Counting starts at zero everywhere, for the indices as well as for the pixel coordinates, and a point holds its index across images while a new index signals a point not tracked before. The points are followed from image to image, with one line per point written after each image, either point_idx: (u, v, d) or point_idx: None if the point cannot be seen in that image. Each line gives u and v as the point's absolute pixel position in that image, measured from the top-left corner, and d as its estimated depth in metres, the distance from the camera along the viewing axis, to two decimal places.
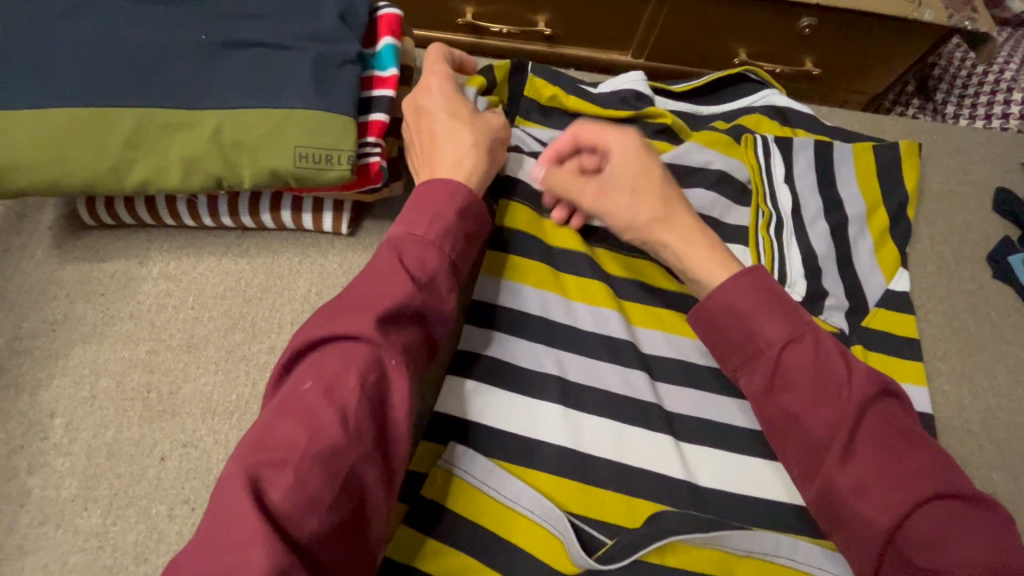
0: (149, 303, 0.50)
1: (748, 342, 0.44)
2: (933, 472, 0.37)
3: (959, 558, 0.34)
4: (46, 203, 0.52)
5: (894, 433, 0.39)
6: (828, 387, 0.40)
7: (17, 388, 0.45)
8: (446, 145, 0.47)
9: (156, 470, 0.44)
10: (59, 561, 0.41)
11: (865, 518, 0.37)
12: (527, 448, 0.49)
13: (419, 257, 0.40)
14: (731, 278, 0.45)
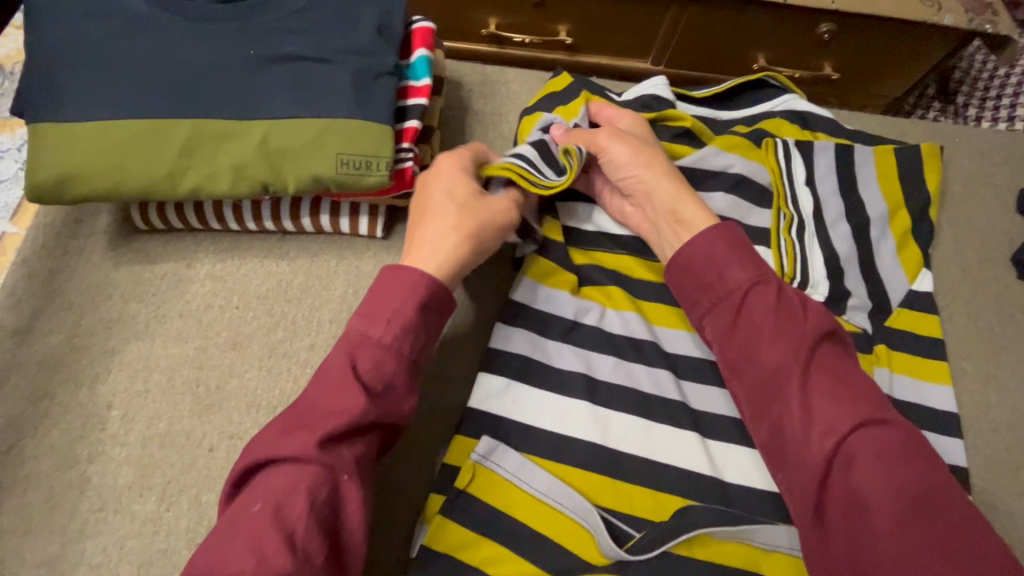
0: (196, 303, 0.52)
1: (716, 284, 0.48)
2: (874, 405, 0.42)
3: (889, 477, 0.39)
4: (101, 208, 0.55)
5: (842, 371, 0.44)
6: (786, 324, 0.45)
7: (77, 382, 0.48)
8: (430, 227, 0.46)
9: (206, 460, 0.47)
10: (117, 545, 0.43)
11: (810, 443, 0.41)
12: (556, 444, 0.50)
13: (374, 366, 0.39)
14: (705, 229, 0.50)
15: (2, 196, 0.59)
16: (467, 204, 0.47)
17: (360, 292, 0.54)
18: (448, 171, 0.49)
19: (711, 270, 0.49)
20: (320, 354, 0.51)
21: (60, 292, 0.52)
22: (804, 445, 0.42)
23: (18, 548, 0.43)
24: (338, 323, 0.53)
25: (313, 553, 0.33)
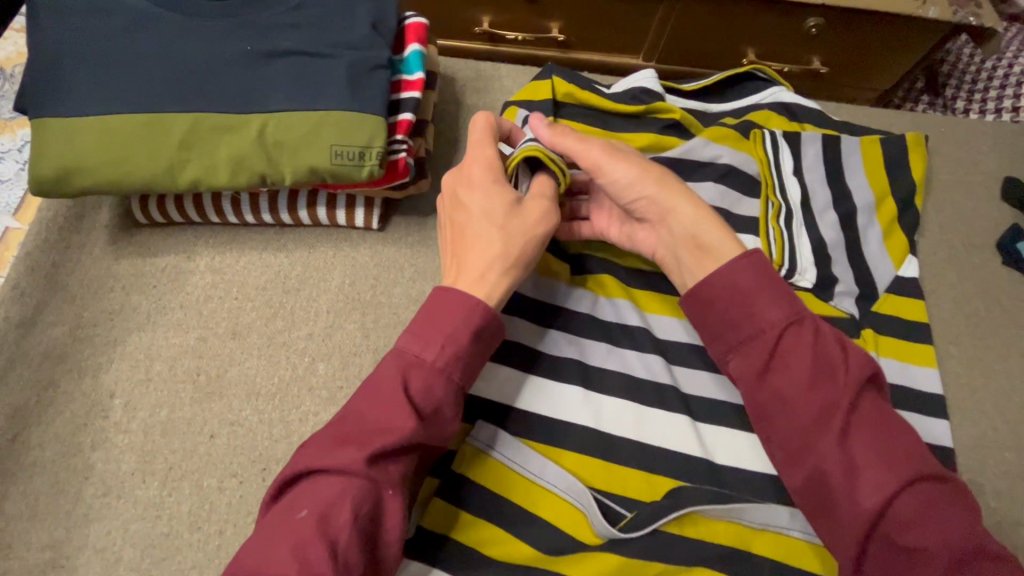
0: (196, 294, 0.53)
1: (749, 324, 0.47)
2: (914, 456, 0.41)
3: (935, 535, 0.39)
4: (102, 203, 0.57)
5: (881, 418, 0.43)
6: (824, 372, 0.44)
7: (80, 371, 0.49)
8: (474, 251, 0.45)
9: (207, 446, 0.48)
10: (121, 528, 0.45)
11: (853, 497, 0.41)
12: (550, 428, 0.51)
13: (425, 388, 0.40)
14: (734, 259, 0.48)
15: (4, 194, 0.60)
16: (505, 223, 0.46)
17: (356, 283, 0.56)
18: (481, 178, 0.47)
19: (743, 309, 0.47)
20: (318, 343, 0.53)
21: (63, 285, 0.53)
22: (846, 498, 0.41)
23: (24, 532, 0.44)
24: (335, 312, 0.54)
25: (352, 564, 0.35)
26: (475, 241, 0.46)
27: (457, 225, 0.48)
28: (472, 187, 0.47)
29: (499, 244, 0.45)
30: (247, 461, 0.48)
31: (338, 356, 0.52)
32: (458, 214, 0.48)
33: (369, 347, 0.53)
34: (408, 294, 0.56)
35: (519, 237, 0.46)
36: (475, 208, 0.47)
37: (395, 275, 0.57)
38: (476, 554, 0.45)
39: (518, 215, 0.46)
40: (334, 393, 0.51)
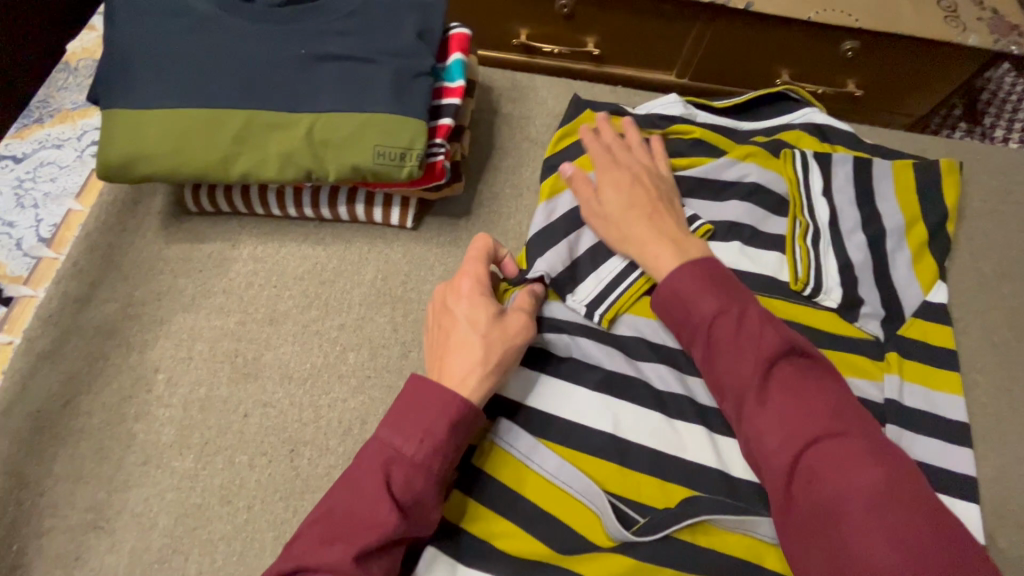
0: (239, 280, 0.56)
1: (684, 315, 0.49)
2: (835, 419, 0.41)
3: (850, 485, 0.38)
4: (156, 190, 0.60)
5: (805, 385, 0.43)
6: (745, 346, 0.45)
7: (128, 346, 0.52)
8: (455, 358, 0.46)
9: (240, 425, 0.50)
10: (158, 496, 0.47)
11: (772, 456, 0.41)
12: (568, 429, 0.52)
13: (406, 483, 0.42)
14: (672, 265, 0.50)
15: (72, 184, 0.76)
16: (489, 332, 0.47)
17: (388, 278, 0.58)
18: (468, 290, 0.49)
19: (680, 300, 0.49)
20: (349, 333, 0.55)
21: (116, 264, 0.56)
22: (768, 457, 0.42)
23: (68, 493, 0.46)
24: (368, 305, 0.57)
25: None
26: (454, 346, 0.47)
27: (434, 336, 0.49)
28: (456, 297, 0.50)
29: (484, 344, 0.47)
30: (277, 440, 0.50)
31: (368, 347, 0.55)
32: (438, 322, 0.49)
33: (397, 340, 0.55)
34: (437, 291, 0.58)
35: (501, 344, 0.48)
36: (462, 314, 0.48)
37: (426, 272, 0.59)
38: (491, 547, 0.47)
39: (501, 325, 0.49)
40: (363, 381, 0.53)
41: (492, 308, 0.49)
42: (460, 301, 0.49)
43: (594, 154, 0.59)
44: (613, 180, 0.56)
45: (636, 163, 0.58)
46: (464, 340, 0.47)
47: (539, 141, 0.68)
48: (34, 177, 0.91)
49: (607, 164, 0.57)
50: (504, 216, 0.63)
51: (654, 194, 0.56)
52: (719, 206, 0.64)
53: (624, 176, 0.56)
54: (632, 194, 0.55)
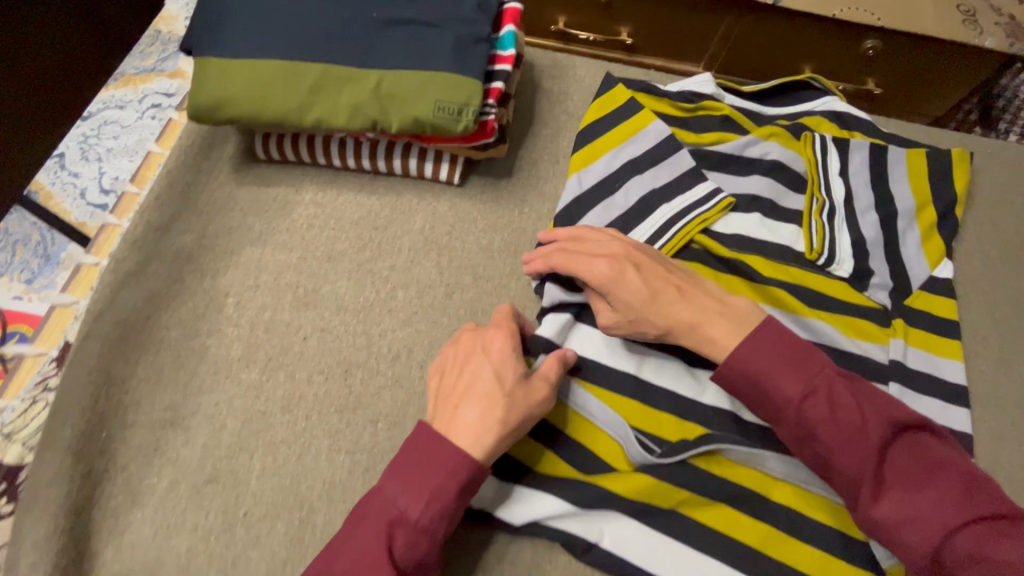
0: (301, 220, 0.62)
1: (769, 399, 0.48)
2: (965, 497, 0.41)
3: (1007, 574, 0.38)
4: (228, 138, 0.65)
5: (920, 463, 0.43)
6: (849, 432, 0.44)
7: (202, 272, 0.58)
8: (470, 408, 0.46)
9: (301, 346, 0.56)
10: (227, 402, 0.53)
11: (911, 552, 0.41)
12: (596, 368, 0.56)
13: (408, 546, 0.42)
14: (738, 345, 0.49)
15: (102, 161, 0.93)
16: (511, 391, 0.47)
17: (435, 228, 0.63)
18: (497, 346, 0.50)
19: (757, 385, 0.48)
20: (399, 273, 0.60)
21: (192, 200, 0.61)
22: (903, 548, 0.41)
23: (149, 394, 0.52)
24: (416, 250, 0.62)
25: None
26: (478, 399, 0.46)
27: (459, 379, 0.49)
28: (491, 347, 0.50)
29: (508, 409, 0.46)
30: (332, 362, 0.55)
31: (416, 287, 0.60)
32: (467, 367, 0.49)
33: (442, 283, 0.60)
34: (480, 242, 0.63)
35: (521, 407, 0.47)
36: (493, 366, 0.48)
37: (470, 225, 0.64)
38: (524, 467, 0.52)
39: (525, 387, 0.48)
40: (411, 316, 0.58)
41: (518, 369, 0.49)
42: (486, 355, 0.49)
43: (569, 264, 0.54)
44: (611, 271, 0.52)
45: (616, 242, 0.55)
46: (490, 395, 0.47)
47: (576, 115, 0.73)
48: (97, 134, 0.98)
49: (597, 266, 0.53)
50: (542, 179, 0.68)
51: (658, 262, 0.54)
52: (743, 180, 0.68)
53: (625, 266, 0.52)
54: (642, 275, 0.52)
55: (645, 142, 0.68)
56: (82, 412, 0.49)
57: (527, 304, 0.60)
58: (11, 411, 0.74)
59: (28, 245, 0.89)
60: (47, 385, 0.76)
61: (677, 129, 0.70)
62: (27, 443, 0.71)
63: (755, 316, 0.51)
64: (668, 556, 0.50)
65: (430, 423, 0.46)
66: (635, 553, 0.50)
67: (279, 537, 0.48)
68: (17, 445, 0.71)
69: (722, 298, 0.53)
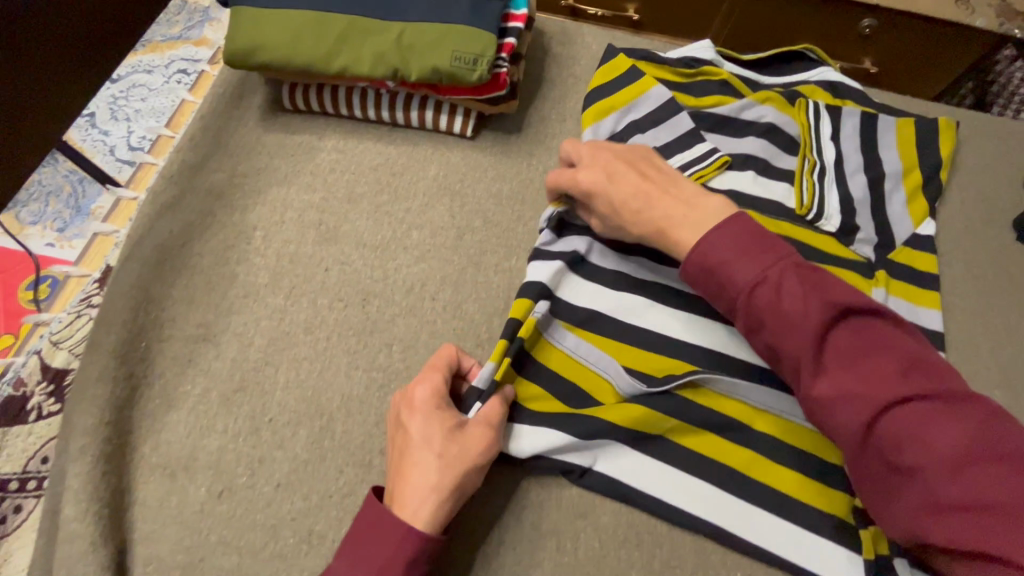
0: (324, 165, 0.67)
1: (721, 289, 0.48)
2: (907, 380, 0.40)
3: (933, 451, 0.38)
4: (257, 89, 0.70)
5: (868, 346, 0.42)
6: (791, 317, 0.44)
7: (233, 207, 0.63)
8: (406, 474, 0.46)
9: (323, 276, 0.60)
10: (255, 322, 0.57)
11: (844, 430, 0.41)
12: (587, 316, 0.59)
13: None
14: (704, 234, 0.49)
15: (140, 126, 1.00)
16: (443, 451, 0.47)
17: (448, 176, 0.68)
18: (423, 402, 0.49)
19: (714, 274, 0.48)
20: (414, 215, 0.65)
21: (224, 144, 0.66)
22: (837, 428, 0.42)
23: (184, 312, 0.57)
24: (431, 195, 0.66)
25: None
26: (407, 468, 0.46)
27: (395, 445, 0.49)
28: (409, 407, 0.49)
29: (438, 468, 0.46)
30: (351, 291, 0.60)
31: (429, 228, 0.64)
32: (396, 434, 0.49)
33: (454, 225, 0.65)
34: (490, 190, 0.67)
35: (458, 465, 0.46)
36: (414, 430, 0.48)
37: (481, 174, 0.68)
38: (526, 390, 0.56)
39: (456, 442, 0.48)
40: (425, 253, 0.63)
41: (446, 424, 0.48)
42: (413, 415, 0.49)
43: (561, 172, 0.59)
44: (593, 179, 0.56)
45: (600, 151, 0.58)
46: (417, 459, 0.46)
47: (583, 79, 0.77)
48: (126, 96, 1.03)
49: (585, 172, 0.57)
50: (549, 136, 0.72)
51: (635, 168, 0.56)
52: (739, 141, 0.72)
53: (601, 175, 0.56)
54: (623, 181, 0.55)
55: (646, 106, 0.71)
56: (124, 324, 0.54)
57: (532, 247, 0.64)
58: (59, 323, 0.83)
59: (61, 196, 0.95)
60: (91, 303, 0.85)
61: (678, 94, 0.74)
62: (74, 350, 0.80)
63: (721, 214, 0.50)
64: (658, 475, 0.53)
65: (371, 496, 0.47)
66: (627, 473, 0.53)
67: (301, 441, 0.52)
68: (65, 351, 0.81)
69: (695, 199, 0.53)
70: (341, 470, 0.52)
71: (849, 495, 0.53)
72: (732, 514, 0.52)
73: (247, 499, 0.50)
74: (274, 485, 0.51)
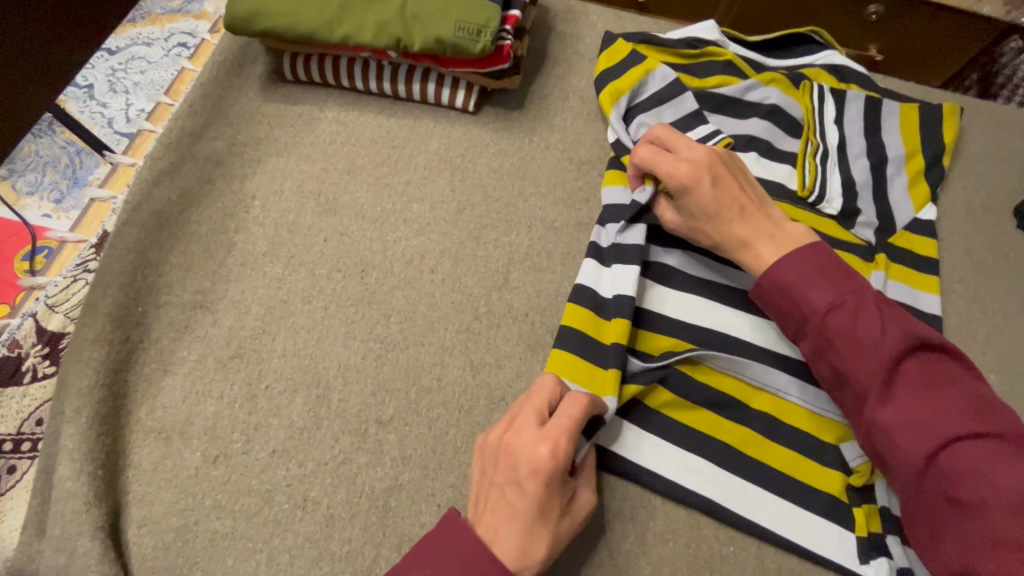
0: (324, 136, 0.66)
1: (796, 310, 0.50)
2: (974, 417, 0.43)
3: (993, 487, 0.40)
4: (258, 59, 0.69)
5: (937, 381, 0.44)
6: (864, 344, 0.46)
7: (232, 176, 0.62)
8: (516, 529, 0.44)
9: (321, 246, 0.60)
10: (252, 290, 0.57)
11: (904, 455, 0.44)
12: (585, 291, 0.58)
13: None
14: (781, 258, 0.52)
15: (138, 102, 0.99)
16: (553, 516, 0.44)
17: (450, 150, 0.67)
18: (544, 465, 0.43)
19: (790, 294, 0.51)
20: (415, 188, 0.64)
21: (224, 112, 0.65)
22: (897, 454, 0.44)
23: (182, 279, 0.56)
24: (432, 169, 0.66)
25: None
26: (515, 532, 0.44)
27: (499, 490, 0.45)
28: (529, 467, 0.43)
29: (549, 541, 0.44)
30: (349, 261, 0.60)
31: (430, 201, 0.64)
32: (503, 483, 0.45)
33: (454, 199, 0.64)
34: (491, 165, 0.67)
35: (564, 532, 0.45)
36: (532, 497, 0.43)
37: (482, 149, 0.68)
38: (520, 364, 0.56)
39: (566, 508, 0.45)
40: (424, 226, 0.62)
41: (563, 496, 0.45)
42: (530, 480, 0.43)
43: (657, 160, 0.56)
44: (688, 176, 0.55)
45: (703, 149, 0.56)
46: (528, 527, 0.44)
47: (587, 56, 0.76)
48: (125, 68, 1.02)
49: (680, 167, 0.55)
50: (552, 112, 0.71)
51: (735, 178, 0.56)
52: (741, 122, 0.72)
53: (705, 175, 0.55)
54: (721, 189, 0.55)
55: (650, 86, 0.71)
56: (121, 288, 0.54)
57: (532, 223, 0.64)
58: (54, 287, 0.82)
59: (58, 166, 0.94)
60: (88, 267, 0.83)
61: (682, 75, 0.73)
62: (70, 313, 0.79)
63: (803, 239, 0.53)
64: (653, 448, 0.53)
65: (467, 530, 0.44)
66: (622, 446, 0.53)
67: (297, 409, 0.52)
68: (60, 315, 0.79)
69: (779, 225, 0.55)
70: (337, 438, 0.52)
71: (844, 473, 0.53)
72: (727, 489, 0.52)
73: (242, 464, 0.50)
74: (269, 451, 0.51)
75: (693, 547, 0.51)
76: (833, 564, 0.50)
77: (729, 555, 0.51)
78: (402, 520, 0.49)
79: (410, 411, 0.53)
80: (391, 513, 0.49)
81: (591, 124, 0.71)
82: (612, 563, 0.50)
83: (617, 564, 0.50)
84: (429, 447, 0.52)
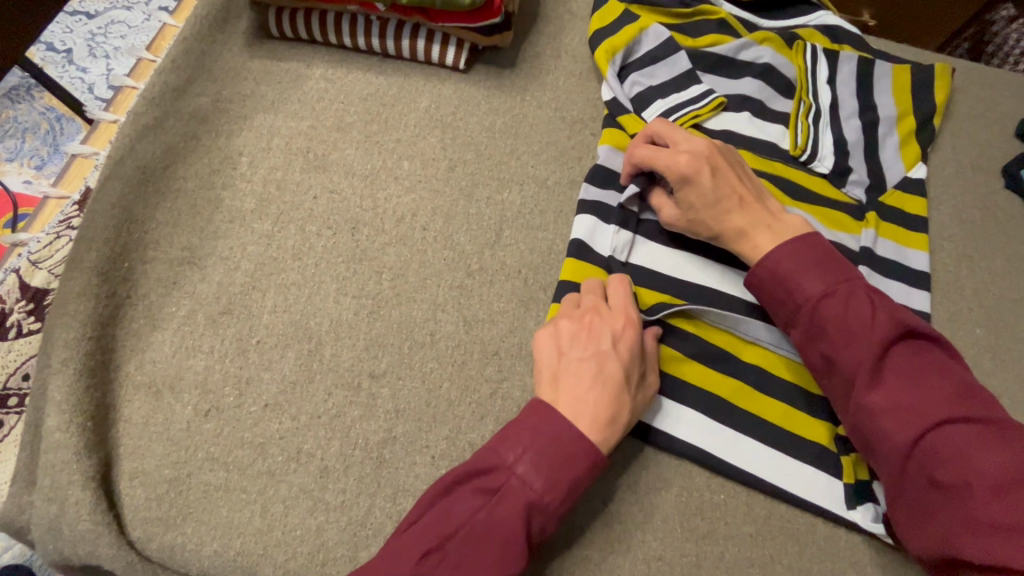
0: (311, 94, 0.65)
1: (788, 298, 0.51)
2: (958, 403, 0.43)
3: (975, 468, 0.41)
4: (242, 15, 0.68)
5: (922, 368, 0.45)
6: (854, 331, 0.47)
7: (217, 133, 0.61)
8: (601, 395, 0.46)
9: (311, 204, 0.59)
10: (241, 247, 0.56)
11: (888, 440, 0.44)
12: (582, 246, 0.58)
13: (542, 528, 0.43)
14: (773, 248, 0.52)
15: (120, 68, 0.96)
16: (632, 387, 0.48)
17: (440, 108, 0.66)
18: (624, 332, 0.49)
19: (782, 283, 0.51)
20: (405, 145, 0.63)
21: (208, 68, 0.64)
22: (882, 439, 0.45)
23: (168, 236, 0.55)
24: (422, 126, 0.65)
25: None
26: (602, 397, 0.46)
27: (580, 363, 0.48)
28: (613, 336, 0.49)
29: (630, 406, 0.47)
30: (339, 218, 0.59)
31: (420, 159, 0.63)
32: (587, 356, 0.48)
33: (444, 157, 0.63)
34: (482, 123, 0.66)
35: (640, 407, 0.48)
36: (619, 362, 0.48)
37: (473, 106, 0.67)
38: (513, 319, 0.56)
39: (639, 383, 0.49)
40: (415, 184, 0.62)
41: (637, 366, 0.49)
42: (617, 346, 0.48)
43: (653, 155, 0.56)
44: (686, 168, 0.55)
45: (701, 141, 0.56)
46: (613, 392, 0.47)
47: (580, 16, 0.75)
48: (104, 32, 0.99)
49: (678, 160, 0.55)
50: (544, 71, 0.70)
51: (733, 170, 0.56)
52: (734, 82, 0.71)
53: (704, 165, 0.54)
54: (720, 181, 0.54)
55: (644, 46, 0.70)
56: (106, 242, 0.53)
57: (525, 180, 0.63)
58: (36, 243, 0.81)
59: (38, 133, 0.93)
60: (71, 224, 0.82)
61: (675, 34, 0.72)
62: (54, 270, 0.79)
63: (798, 232, 0.53)
64: None
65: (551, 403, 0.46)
66: None
67: (289, 363, 0.52)
68: (44, 271, 0.79)
69: (777, 215, 0.56)
70: (330, 392, 0.51)
71: (832, 423, 0.54)
72: (717, 438, 0.52)
73: (234, 418, 0.50)
74: (262, 405, 0.50)
75: (685, 495, 0.52)
76: (817, 508, 0.51)
77: (720, 503, 0.52)
78: (396, 470, 0.49)
79: (403, 364, 0.53)
80: (386, 464, 0.49)
81: (584, 83, 0.70)
82: (604, 511, 0.51)
83: (609, 511, 0.51)
84: (423, 400, 0.52)
